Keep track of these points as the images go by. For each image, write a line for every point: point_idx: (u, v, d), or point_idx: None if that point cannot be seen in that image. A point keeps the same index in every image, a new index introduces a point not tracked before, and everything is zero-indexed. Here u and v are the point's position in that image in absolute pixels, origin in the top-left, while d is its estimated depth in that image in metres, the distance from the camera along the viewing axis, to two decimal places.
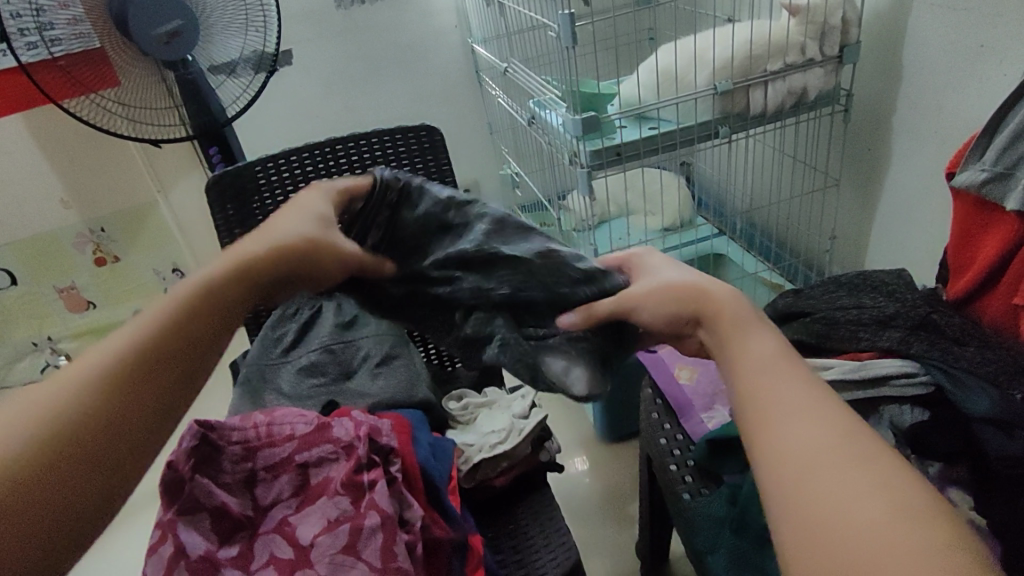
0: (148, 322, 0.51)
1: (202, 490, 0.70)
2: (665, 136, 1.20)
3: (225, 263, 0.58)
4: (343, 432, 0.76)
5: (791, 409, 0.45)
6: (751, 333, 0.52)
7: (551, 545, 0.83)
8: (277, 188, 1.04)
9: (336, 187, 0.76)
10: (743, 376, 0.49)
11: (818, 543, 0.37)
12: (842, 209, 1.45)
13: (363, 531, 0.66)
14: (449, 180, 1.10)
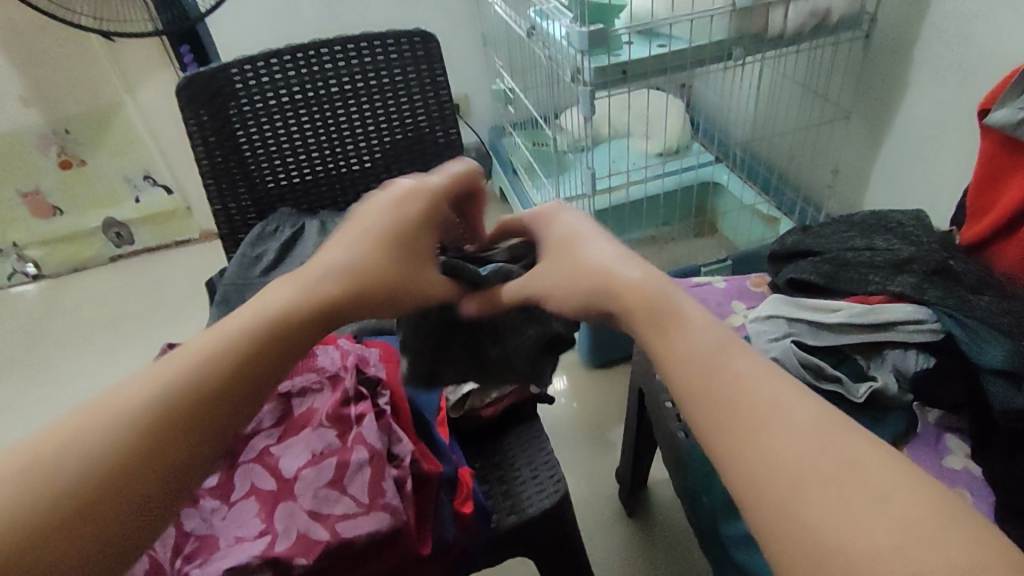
0: (223, 353, 0.42)
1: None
2: (674, 55, 1.11)
3: (317, 289, 0.47)
4: (328, 364, 0.73)
5: (763, 410, 0.39)
6: (674, 312, 0.45)
7: (538, 476, 0.83)
8: (256, 93, 0.95)
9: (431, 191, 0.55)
10: (684, 372, 0.42)
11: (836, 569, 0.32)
12: (849, 142, 1.39)
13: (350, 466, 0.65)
14: (443, 93, 1.01)
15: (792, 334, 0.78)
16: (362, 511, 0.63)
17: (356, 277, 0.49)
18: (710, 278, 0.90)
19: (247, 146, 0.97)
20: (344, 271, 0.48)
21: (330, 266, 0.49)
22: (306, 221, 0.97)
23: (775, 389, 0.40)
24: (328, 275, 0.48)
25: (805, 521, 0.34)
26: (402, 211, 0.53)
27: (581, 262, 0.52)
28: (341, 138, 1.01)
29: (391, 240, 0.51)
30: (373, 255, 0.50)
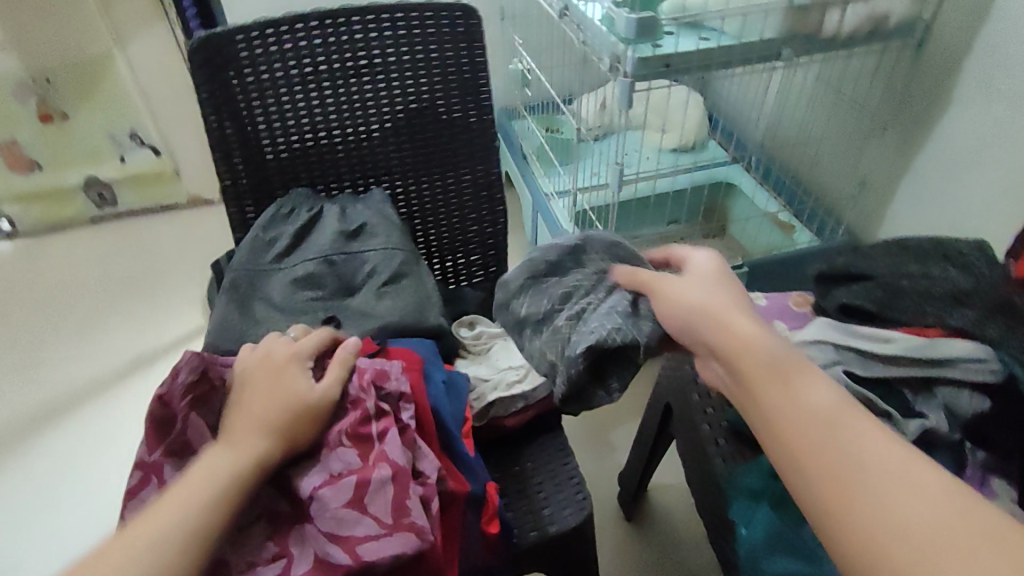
0: (198, 484, 0.51)
1: (196, 433, 0.59)
2: (723, 50, 1.07)
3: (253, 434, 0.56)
4: (347, 383, 0.64)
5: (876, 467, 0.48)
6: (788, 370, 0.55)
7: (561, 492, 0.78)
8: (276, 60, 0.88)
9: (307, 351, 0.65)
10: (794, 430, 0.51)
11: None
12: (881, 156, 1.38)
13: (371, 484, 0.58)
14: (482, 75, 0.94)
15: (841, 363, 0.73)
16: (384, 533, 0.56)
17: (273, 426, 0.57)
18: (749, 296, 0.87)
19: (263, 119, 0.90)
20: (267, 415, 0.57)
21: (247, 421, 0.57)
22: (324, 204, 0.90)
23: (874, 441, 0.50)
24: (253, 428, 0.56)
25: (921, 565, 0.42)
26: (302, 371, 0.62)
27: (704, 307, 0.62)
28: (365, 116, 0.93)
29: (299, 392, 0.60)
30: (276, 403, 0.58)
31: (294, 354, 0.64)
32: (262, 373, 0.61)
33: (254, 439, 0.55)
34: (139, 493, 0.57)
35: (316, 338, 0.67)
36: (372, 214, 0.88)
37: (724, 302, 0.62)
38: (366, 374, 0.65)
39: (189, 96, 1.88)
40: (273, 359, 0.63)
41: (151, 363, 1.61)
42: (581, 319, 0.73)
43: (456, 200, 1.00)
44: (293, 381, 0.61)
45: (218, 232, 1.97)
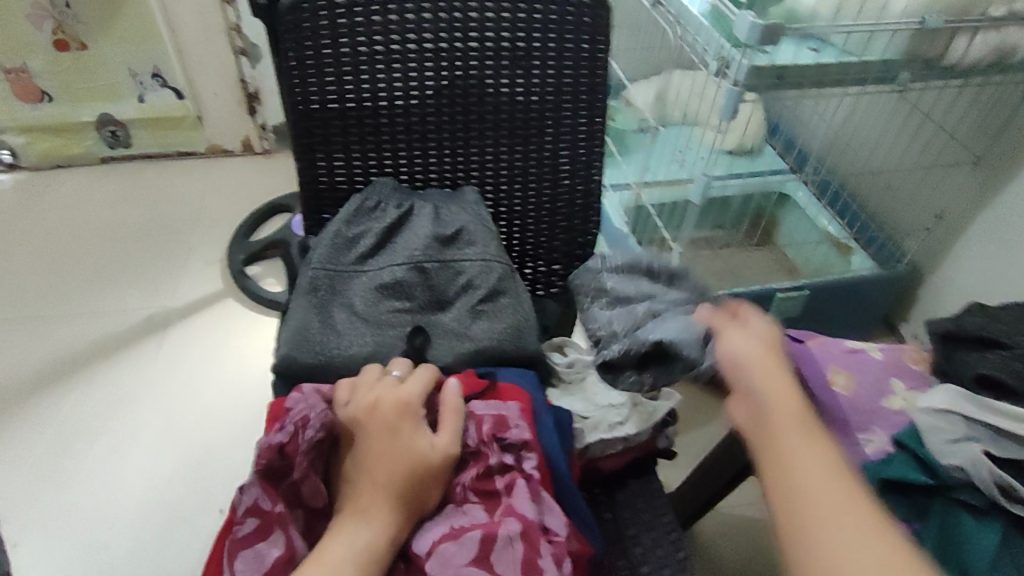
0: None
1: (312, 491, 0.55)
2: (840, 67, 1.00)
3: (380, 515, 0.52)
4: (464, 434, 0.58)
5: (849, 534, 0.45)
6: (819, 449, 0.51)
7: (658, 542, 0.73)
8: (378, 31, 0.78)
9: (417, 399, 0.58)
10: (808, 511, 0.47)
11: None
12: (961, 190, 1.33)
13: (498, 541, 0.51)
14: (600, 72, 0.83)
15: (974, 441, 0.66)
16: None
17: (399, 493, 0.53)
18: (864, 346, 0.82)
19: (353, 97, 0.81)
20: (391, 488, 0.53)
21: (372, 486, 0.54)
22: (416, 203, 0.82)
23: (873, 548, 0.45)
24: (379, 502, 0.53)
25: None
26: (418, 428, 0.57)
27: (742, 363, 0.58)
28: (465, 105, 0.84)
29: (418, 459, 0.55)
30: (394, 474, 0.54)
31: (405, 404, 0.58)
32: (376, 427, 0.56)
33: (384, 512, 0.53)
34: (250, 546, 0.52)
35: (424, 378, 0.60)
36: (470, 218, 0.81)
37: (770, 360, 0.59)
38: (486, 426, 0.58)
39: (218, 37, 1.72)
40: (383, 408, 0.57)
41: (167, 326, 1.52)
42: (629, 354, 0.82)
43: (548, 204, 0.92)
44: (410, 441, 0.56)
45: (239, 186, 1.86)
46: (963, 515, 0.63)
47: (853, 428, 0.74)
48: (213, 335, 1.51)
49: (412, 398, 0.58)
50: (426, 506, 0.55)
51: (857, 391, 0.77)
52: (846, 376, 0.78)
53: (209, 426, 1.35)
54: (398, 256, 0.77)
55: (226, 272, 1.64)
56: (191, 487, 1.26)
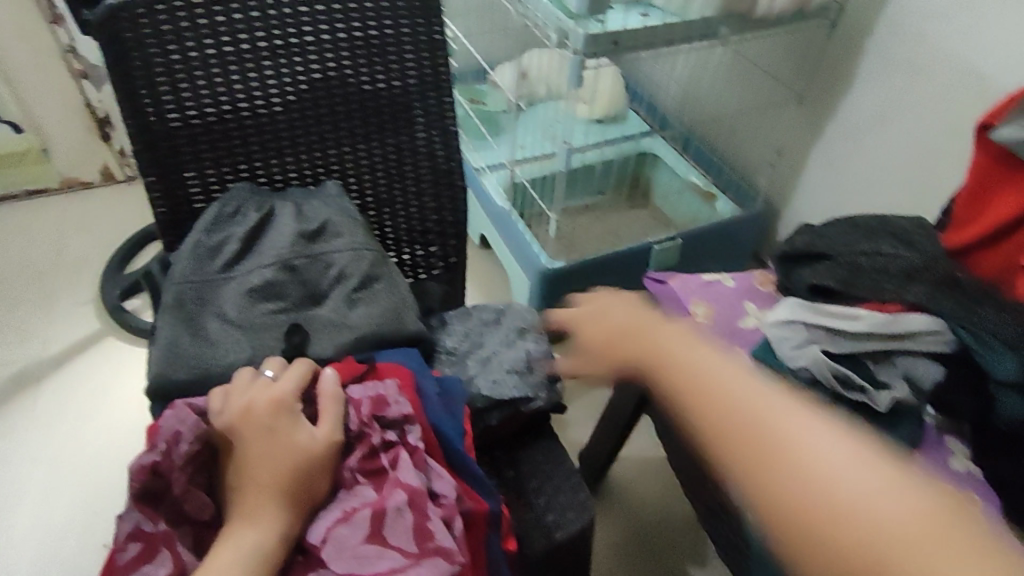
0: None
1: (196, 506, 0.55)
2: (666, 29, 1.08)
3: (262, 514, 0.53)
4: (346, 420, 0.60)
5: (757, 421, 0.46)
6: (757, 394, 0.47)
7: (560, 490, 0.76)
8: (207, 35, 0.77)
9: (290, 395, 0.59)
10: (795, 487, 0.43)
11: (819, 529, 0.41)
12: (791, 127, 1.46)
13: (387, 514, 0.54)
14: (440, 53, 0.87)
15: (814, 341, 0.77)
16: (410, 563, 0.52)
17: (283, 489, 0.54)
18: (719, 277, 0.89)
19: (193, 103, 0.79)
20: (271, 484, 0.55)
21: (252, 487, 0.55)
22: (276, 203, 0.82)
23: (895, 505, 0.40)
24: (262, 502, 0.54)
25: (796, 499, 0.42)
26: (296, 422, 0.58)
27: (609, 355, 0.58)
28: (313, 99, 0.84)
29: (297, 452, 0.56)
30: (273, 472, 0.55)
31: (279, 402, 0.59)
32: (250, 429, 0.57)
33: (272, 509, 0.54)
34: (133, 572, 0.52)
35: (298, 375, 0.61)
36: (331, 211, 0.82)
37: (608, 326, 0.60)
38: (364, 408, 0.60)
39: (52, 63, 1.61)
40: (255, 410, 0.58)
41: (40, 378, 1.43)
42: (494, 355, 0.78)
43: (414, 188, 0.93)
44: (288, 438, 0.57)
45: (101, 220, 1.75)
46: None
47: None
48: (98, 377, 1.43)
49: (285, 395, 0.59)
50: (314, 494, 0.56)
51: (716, 318, 0.84)
52: (707, 307, 0.85)
53: (109, 475, 1.29)
54: (262, 260, 0.77)
55: (101, 311, 1.55)
56: (92, 540, 1.20)
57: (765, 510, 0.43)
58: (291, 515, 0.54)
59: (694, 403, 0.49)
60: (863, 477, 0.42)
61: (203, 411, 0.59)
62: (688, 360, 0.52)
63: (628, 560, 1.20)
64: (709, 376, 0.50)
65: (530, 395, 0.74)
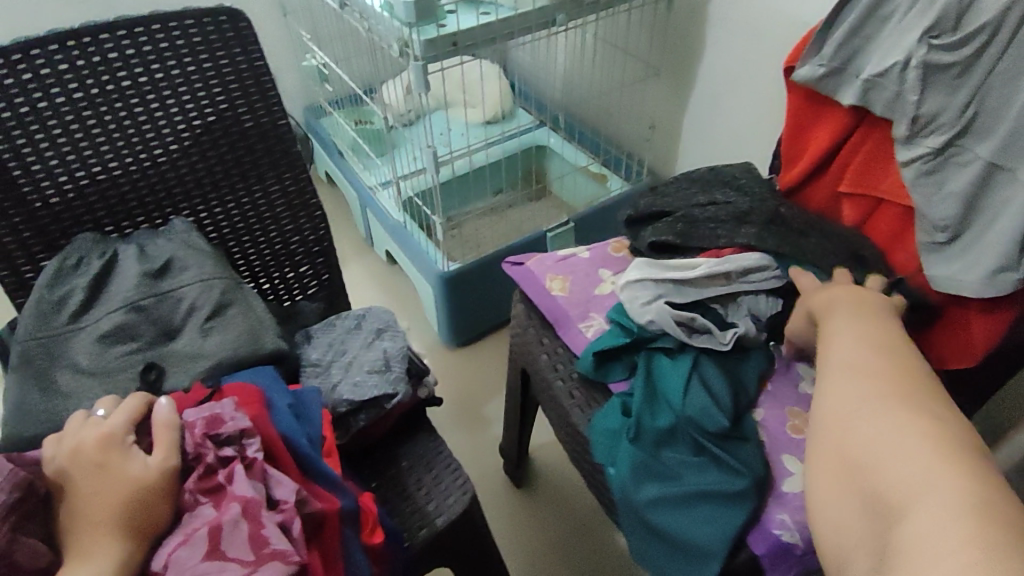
0: None
1: (29, 554, 0.52)
2: (503, 23, 1.12)
3: (103, 553, 0.54)
4: (182, 444, 0.61)
5: (851, 377, 0.59)
6: (870, 373, 0.59)
7: (440, 480, 0.78)
8: (17, 95, 0.76)
9: (117, 428, 0.61)
10: (838, 433, 0.55)
11: (849, 438, 0.54)
12: (660, 99, 1.53)
13: (223, 528, 0.55)
14: (266, 80, 0.89)
15: (662, 295, 0.79)
16: (248, 572, 0.54)
17: (121, 520, 0.55)
18: (574, 251, 0.92)
19: (18, 166, 0.78)
20: (110, 521, 0.55)
21: (89, 524, 0.55)
22: (117, 247, 0.83)
23: (906, 445, 0.51)
24: (99, 539, 0.55)
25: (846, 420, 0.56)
26: (127, 454, 0.59)
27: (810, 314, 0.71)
28: (144, 141, 0.84)
29: (134, 480, 0.57)
30: (111, 508, 0.56)
31: (108, 437, 0.60)
32: (82, 472, 0.58)
33: (110, 542, 0.55)
34: None
35: (129, 409, 0.63)
36: (174, 247, 0.83)
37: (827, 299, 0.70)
38: (196, 428, 0.61)
39: None
40: (85, 450, 0.59)
41: None
42: (355, 360, 0.80)
43: (269, 213, 0.95)
44: (122, 470, 0.58)
45: None
46: (662, 359, 0.77)
47: (574, 320, 0.84)
48: None
49: (114, 431, 0.60)
50: (154, 523, 0.57)
51: (572, 289, 0.87)
52: (562, 279, 0.88)
53: None
54: (111, 306, 0.77)
55: None
56: None
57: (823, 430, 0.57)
58: (134, 546, 0.56)
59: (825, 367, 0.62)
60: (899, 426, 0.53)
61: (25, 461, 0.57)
62: (844, 333, 0.64)
63: (551, 541, 1.23)
64: (841, 350, 0.62)
65: (389, 391, 0.76)
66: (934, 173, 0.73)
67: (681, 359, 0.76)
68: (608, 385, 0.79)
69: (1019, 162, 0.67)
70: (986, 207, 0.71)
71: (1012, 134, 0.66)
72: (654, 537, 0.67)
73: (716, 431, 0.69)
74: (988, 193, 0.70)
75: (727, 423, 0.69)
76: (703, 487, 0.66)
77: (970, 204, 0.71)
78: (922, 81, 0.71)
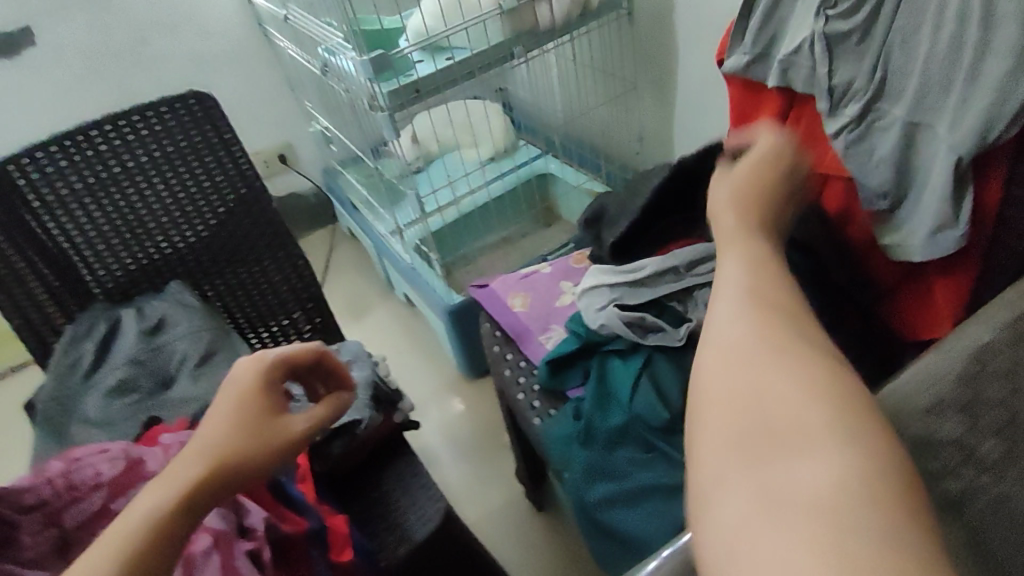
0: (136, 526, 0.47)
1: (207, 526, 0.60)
2: (462, 65, 1.18)
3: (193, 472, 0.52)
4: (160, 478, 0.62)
5: (752, 302, 0.43)
6: (768, 297, 0.43)
7: (418, 501, 0.80)
8: (30, 191, 0.87)
9: (277, 360, 0.62)
10: (727, 365, 0.40)
11: (740, 372, 0.39)
12: (646, 115, 1.58)
13: (196, 558, 0.57)
14: (235, 149, 0.97)
15: (615, 299, 0.80)
16: None
17: (220, 462, 0.53)
18: (537, 268, 0.97)
19: (35, 252, 0.88)
20: (217, 447, 0.54)
21: (193, 454, 0.53)
22: (120, 312, 0.92)
23: (808, 403, 0.36)
24: (190, 462, 0.52)
25: (742, 345, 0.40)
26: (265, 386, 0.60)
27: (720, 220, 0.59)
28: (136, 217, 0.94)
29: (262, 412, 0.58)
30: (228, 434, 0.55)
31: (259, 372, 0.61)
32: (227, 395, 0.59)
33: (201, 464, 0.53)
34: None
35: (291, 351, 0.64)
36: (168, 307, 0.92)
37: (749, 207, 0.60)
38: None
39: None
40: (239, 379, 0.60)
41: None
42: None
43: (259, 266, 1.02)
44: (252, 413, 0.57)
45: None
46: (615, 362, 0.77)
47: (535, 333, 0.87)
48: None
49: (270, 361, 0.62)
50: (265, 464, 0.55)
51: (533, 304, 0.91)
52: (523, 296, 0.92)
53: None
54: (114, 364, 0.85)
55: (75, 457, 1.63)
56: None
57: (711, 353, 0.41)
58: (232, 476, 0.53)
59: (728, 286, 0.46)
60: (802, 371, 0.38)
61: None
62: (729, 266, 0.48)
63: (574, 563, 1.23)
64: (742, 280, 0.45)
65: (356, 416, 0.81)
66: (861, 141, 0.72)
67: (632, 360, 0.76)
68: (567, 392, 0.81)
69: (933, 117, 0.65)
70: (916, 170, 0.69)
71: (922, 87, 0.65)
72: (607, 537, 0.71)
73: (659, 426, 0.70)
74: (915, 154, 0.68)
75: (668, 417, 0.70)
76: (649, 482, 0.68)
77: (901, 168, 0.69)
78: (829, 52, 0.72)
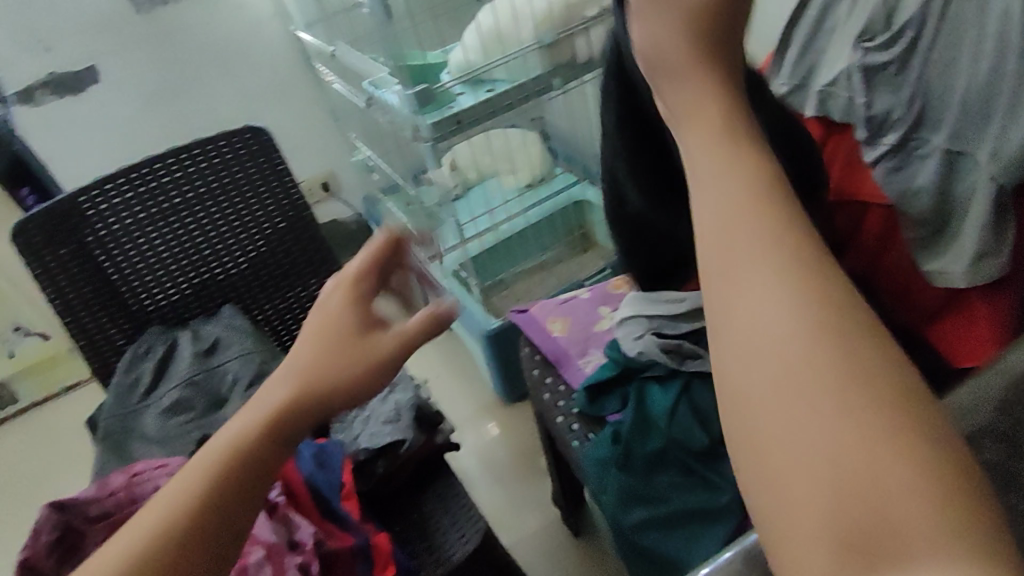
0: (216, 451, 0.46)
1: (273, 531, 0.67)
2: (502, 97, 1.22)
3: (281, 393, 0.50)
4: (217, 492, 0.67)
5: (761, 278, 0.28)
6: (799, 266, 0.29)
7: (457, 522, 0.82)
8: (98, 222, 0.93)
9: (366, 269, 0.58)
10: (778, 393, 0.26)
11: (793, 404, 0.26)
12: None
13: None
14: (287, 180, 1.02)
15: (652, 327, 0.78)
16: None
17: (308, 384, 0.50)
18: (575, 293, 0.99)
19: (102, 278, 0.94)
20: (301, 364, 0.51)
21: (283, 375, 0.51)
22: (178, 334, 0.97)
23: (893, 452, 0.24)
24: (279, 382, 0.51)
25: (787, 360, 0.26)
26: (354, 296, 0.56)
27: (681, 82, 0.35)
28: (193, 244, 0.99)
29: (348, 321, 0.54)
30: (315, 348, 0.52)
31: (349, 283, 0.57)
32: (321, 305, 0.56)
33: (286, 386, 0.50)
34: None
35: (373, 249, 0.59)
36: (222, 330, 0.96)
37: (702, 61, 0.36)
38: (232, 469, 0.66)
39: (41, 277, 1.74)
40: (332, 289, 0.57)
41: None
42: (372, 416, 0.88)
43: (306, 292, 1.06)
44: (341, 326, 0.53)
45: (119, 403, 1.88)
46: (654, 388, 0.76)
47: (574, 357, 0.89)
48: None
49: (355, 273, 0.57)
50: (350, 378, 0.51)
51: (571, 329, 0.92)
52: (562, 321, 0.93)
53: None
54: (170, 384, 0.90)
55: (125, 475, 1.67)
56: None
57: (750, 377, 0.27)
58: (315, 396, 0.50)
59: (731, 249, 0.29)
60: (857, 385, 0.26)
61: (62, 504, 0.64)
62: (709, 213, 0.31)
63: None
64: (738, 225, 0.30)
65: (400, 437, 0.83)
66: (901, 169, 0.72)
67: (670, 386, 0.75)
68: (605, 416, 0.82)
69: (976, 145, 0.66)
70: (957, 198, 0.69)
71: (963, 115, 0.66)
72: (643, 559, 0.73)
73: (698, 451, 0.71)
74: (955, 183, 0.69)
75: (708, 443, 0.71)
76: (684, 508, 0.70)
77: (942, 195, 0.70)
78: (866, 84, 0.74)
